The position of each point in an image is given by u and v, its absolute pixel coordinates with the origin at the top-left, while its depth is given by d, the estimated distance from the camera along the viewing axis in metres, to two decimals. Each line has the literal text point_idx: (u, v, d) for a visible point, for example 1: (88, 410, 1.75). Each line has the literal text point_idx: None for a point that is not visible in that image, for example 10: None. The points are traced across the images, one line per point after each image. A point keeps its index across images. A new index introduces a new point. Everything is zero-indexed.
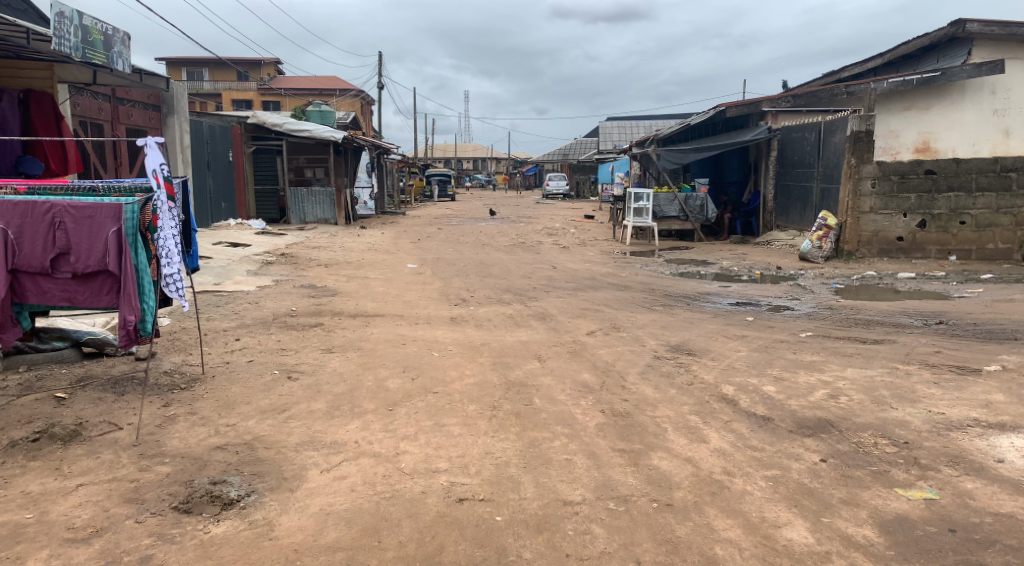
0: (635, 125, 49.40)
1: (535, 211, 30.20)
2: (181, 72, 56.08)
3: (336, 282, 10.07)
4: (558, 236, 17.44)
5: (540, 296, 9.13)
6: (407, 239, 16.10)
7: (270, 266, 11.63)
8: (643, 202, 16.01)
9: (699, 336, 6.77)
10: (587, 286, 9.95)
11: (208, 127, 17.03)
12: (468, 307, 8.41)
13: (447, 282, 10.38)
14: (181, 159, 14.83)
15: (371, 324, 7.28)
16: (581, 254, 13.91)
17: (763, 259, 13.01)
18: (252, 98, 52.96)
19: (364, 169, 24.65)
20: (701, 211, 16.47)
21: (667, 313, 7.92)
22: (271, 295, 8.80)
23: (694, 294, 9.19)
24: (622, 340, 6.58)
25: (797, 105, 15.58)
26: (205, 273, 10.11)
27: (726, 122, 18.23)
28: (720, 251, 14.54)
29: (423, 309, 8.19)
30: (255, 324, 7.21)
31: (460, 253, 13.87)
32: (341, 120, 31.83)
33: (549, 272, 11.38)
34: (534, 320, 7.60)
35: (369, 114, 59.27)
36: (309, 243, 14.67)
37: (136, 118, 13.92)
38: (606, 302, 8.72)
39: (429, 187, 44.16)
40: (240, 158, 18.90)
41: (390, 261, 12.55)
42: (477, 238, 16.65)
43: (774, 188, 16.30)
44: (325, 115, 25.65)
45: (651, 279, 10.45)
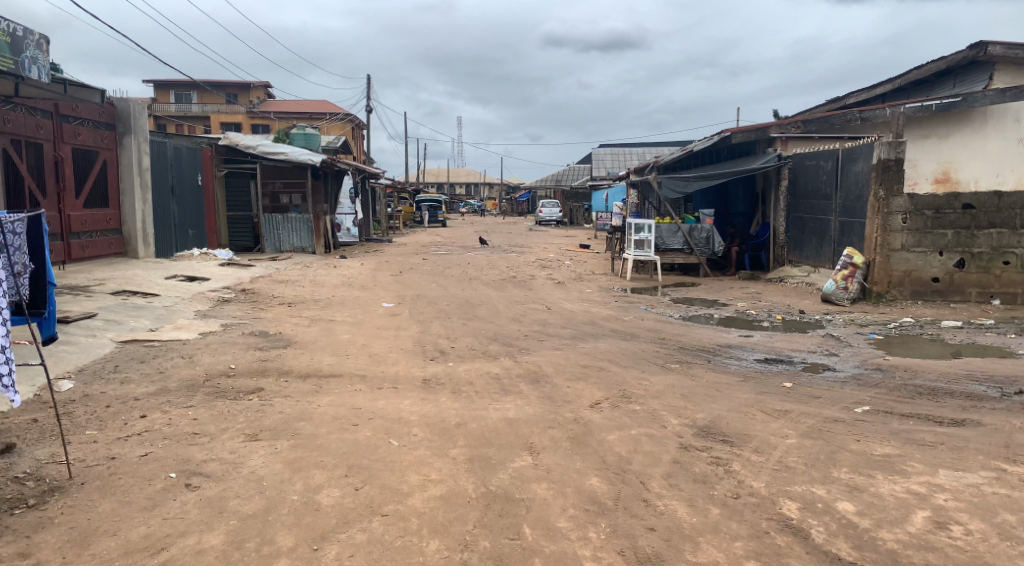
0: (630, 152, 48.66)
1: (526, 240, 28.96)
2: (169, 94, 54.93)
3: (295, 328, 8.66)
4: (552, 269, 16.12)
5: (532, 347, 7.75)
6: (387, 272, 14.77)
7: (225, 305, 10.23)
8: (645, 233, 14.80)
9: (732, 414, 5.39)
10: (586, 333, 8.60)
11: (173, 149, 15.62)
12: (446, 363, 7.02)
13: (425, 327, 9.01)
14: (138, 184, 13.75)
15: (323, 392, 5.88)
16: (578, 291, 12.58)
17: (779, 300, 11.71)
18: (241, 121, 52.09)
19: (348, 195, 23.35)
20: (707, 243, 15.24)
21: (686, 376, 6.55)
22: (212, 345, 7.39)
23: (712, 347, 7.85)
24: (636, 419, 5.20)
25: (809, 131, 14.70)
26: (143, 315, 8.70)
27: (732, 149, 17.10)
28: (731, 288, 13.25)
29: (390, 368, 6.79)
30: (177, 391, 5.80)
31: (444, 289, 12.51)
32: (328, 144, 30.69)
33: (543, 314, 10.02)
34: (524, 384, 6.21)
35: (361, 138, 58.22)
36: (277, 276, 13.31)
37: (86, 137, 12.48)
38: (609, 356, 7.35)
39: (419, 213, 42.95)
40: (210, 183, 17.48)
41: (364, 299, 11.16)
42: (464, 270, 15.31)
43: (786, 220, 15.08)
44: (310, 137, 24.36)
45: (659, 325, 9.10)
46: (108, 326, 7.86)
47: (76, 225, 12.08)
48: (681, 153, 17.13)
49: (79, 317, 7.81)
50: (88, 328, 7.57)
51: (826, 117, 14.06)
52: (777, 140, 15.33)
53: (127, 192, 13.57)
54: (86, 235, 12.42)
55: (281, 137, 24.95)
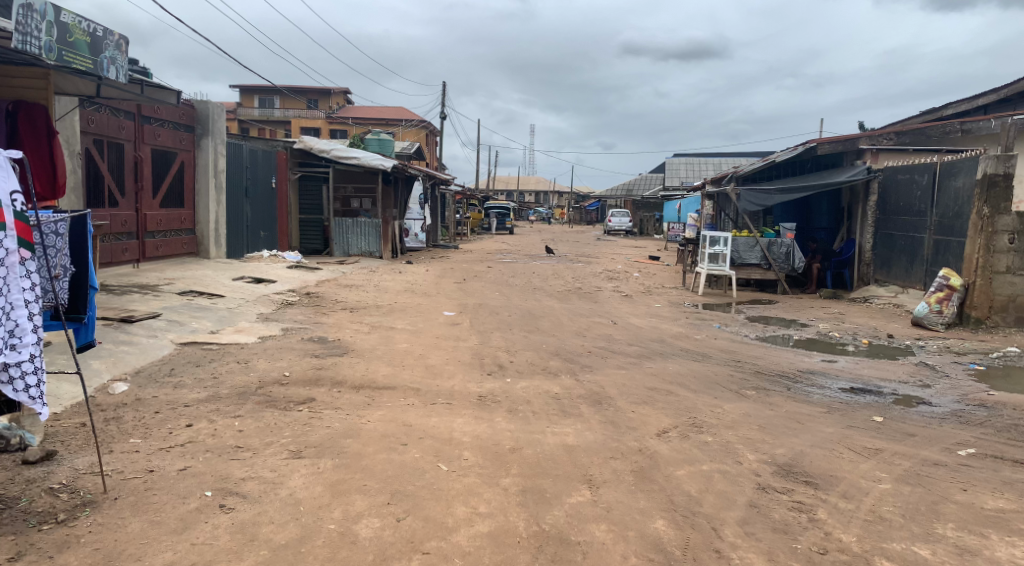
0: (704, 162, 47.48)
1: (594, 249, 28.47)
2: (252, 100, 56.96)
3: (354, 335, 8.52)
4: (619, 281, 15.62)
5: (594, 365, 7.36)
6: (451, 279, 14.61)
7: (288, 308, 10.23)
8: (720, 246, 14.18)
9: (816, 452, 4.84)
10: (652, 351, 8.13)
11: (249, 152, 15.93)
12: (503, 378, 6.69)
13: (485, 338, 8.71)
14: (214, 185, 14.05)
15: (374, 406, 5.64)
16: (646, 305, 12.08)
17: (864, 322, 10.91)
18: (319, 127, 53.61)
19: (417, 201, 23.40)
20: (786, 258, 14.48)
21: (763, 406, 6.01)
22: (269, 351, 7.31)
23: (792, 372, 7.25)
24: (707, 453, 4.73)
25: (903, 144, 13.94)
26: (206, 317, 8.74)
27: (816, 160, 16.22)
28: (811, 307, 12.47)
29: (445, 382, 6.50)
30: (229, 398, 5.69)
31: (508, 298, 12.22)
32: (401, 149, 31.05)
33: (608, 328, 9.59)
34: (585, 406, 5.81)
35: (433, 145, 58.94)
36: (342, 281, 13.34)
37: (166, 139, 12.82)
38: (677, 379, 6.87)
39: (487, 219, 43.02)
40: (284, 185, 17.76)
41: (426, 307, 10.98)
42: (529, 280, 15.00)
43: (874, 238, 14.14)
44: (383, 143, 24.57)
45: (733, 346, 8.54)
46: (171, 327, 7.90)
47: (151, 224, 12.41)
48: (761, 163, 16.36)
49: (144, 317, 7.88)
50: (152, 329, 7.62)
51: (922, 127, 13.22)
52: (866, 153, 14.46)
53: (203, 193, 13.88)
54: (161, 235, 12.75)
55: (355, 142, 25.28)
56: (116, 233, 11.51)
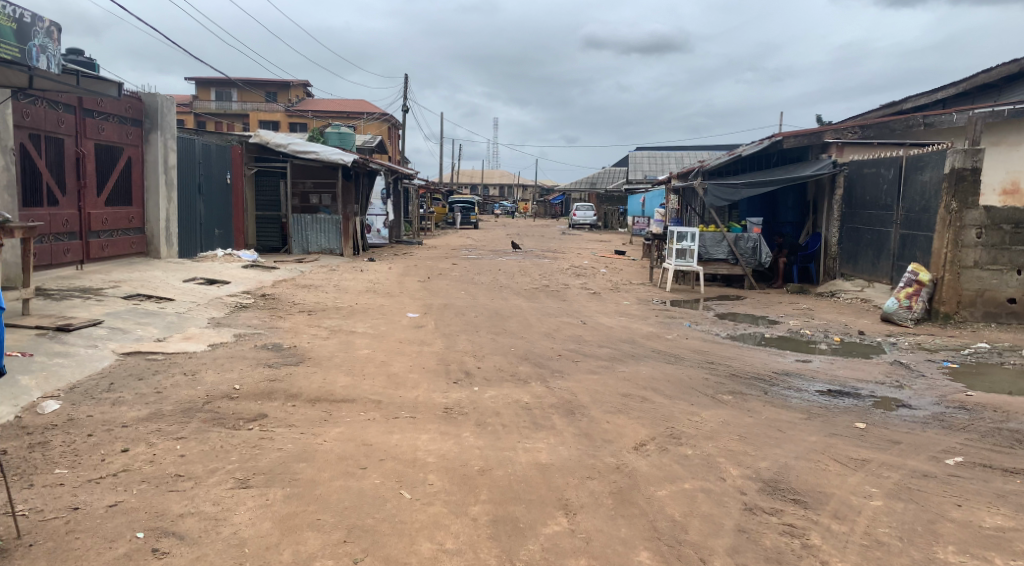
0: (667, 156, 47.69)
1: (559, 244, 28.23)
2: (209, 92, 55.40)
3: (311, 341, 8.07)
4: (586, 278, 15.38)
5: (565, 370, 7.05)
6: (415, 277, 14.20)
7: (242, 312, 9.71)
8: (687, 242, 14.05)
9: (801, 465, 4.60)
10: (624, 354, 7.86)
11: (202, 146, 15.25)
12: (470, 387, 6.34)
13: (451, 342, 8.35)
14: (164, 182, 13.40)
15: (331, 422, 5.24)
16: (614, 303, 11.83)
17: (833, 318, 10.82)
18: (279, 120, 52.43)
19: (379, 196, 22.85)
20: (754, 253, 14.43)
21: (741, 412, 5.77)
22: (220, 361, 6.84)
23: (767, 374, 7.04)
24: (688, 469, 4.45)
25: (867, 137, 14.03)
26: (152, 323, 8.20)
27: (781, 154, 16.18)
28: (780, 303, 12.37)
29: (408, 392, 6.12)
30: (172, 416, 5.24)
31: (473, 298, 11.86)
32: (363, 143, 30.39)
33: (578, 329, 9.31)
34: (557, 417, 5.49)
35: (396, 138, 58.11)
36: (300, 281, 12.82)
37: (111, 133, 12.11)
38: (651, 383, 6.60)
39: (451, 214, 42.52)
40: (239, 181, 17.10)
41: (389, 308, 10.56)
42: (495, 277, 14.66)
43: (840, 232, 14.13)
44: (344, 136, 23.93)
45: (705, 346, 8.32)
46: (112, 335, 7.36)
47: (96, 223, 11.73)
48: (727, 157, 16.26)
49: (83, 325, 7.33)
50: (91, 338, 7.09)
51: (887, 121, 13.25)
52: (832, 147, 14.43)
53: (152, 190, 13.22)
54: (106, 234, 12.05)
55: (315, 136, 24.60)
56: (57, 233, 10.82)
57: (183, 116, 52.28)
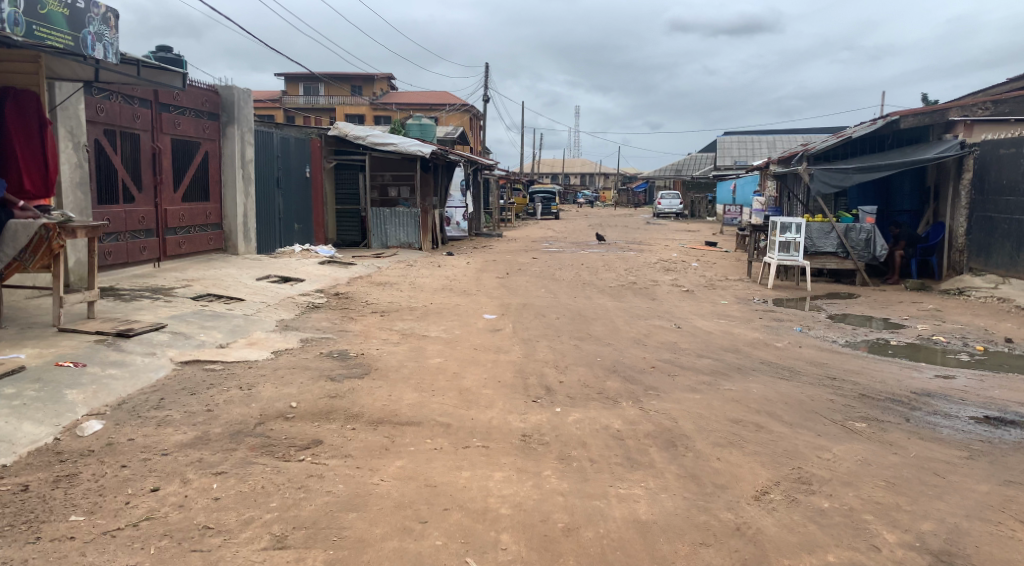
0: (758, 140, 45.40)
1: (644, 235, 27.05)
2: (297, 88, 56.76)
3: (380, 347, 7.48)
4: (677, 273, 14.25)
5: (660, 387, 6.14)
6: (493, 273, 13.51)
7: (313, 313, 9.27)
8: (792, 234, 12.73)
9: (977, 528, 3.57)
10: (729, 367, 6.86)
11: (280, 140, 15.04)
12: (551, 408, 5.53)
13: (530, 350, 7.54)
14: (241, 176, 13.23)
15: (390, 452, 4.55)
16: (710, 303, 10.76)
17: (969, 320, 9.39)
18: (363, 113, 53.11)
19: (458, 187, 22.17)
20: (867, 245, 12.97)
21: (882, 446, 4.69)
22: (281, 372, 6.31)
23: (903, 395, 5.86)
24: (830, 533, 3.51)
25: (1000, 113, 12.55)
26: (217, 327, 7.81)
27: (897, 135, 14.52)
28: (901, 302, 10.95)
29: (480, 413, 5.37)
30: (218, 442, 4.69)
31: (555, 297, 11.02)
32: (444, 135, 30.11)
33: (671, 334, 8.33)
34: (656, 452, 4.62)
35: (478, 129, 57.91)
36: (375, 278, 12.37)
37: (187, 128, 11.97)
38: (763, 405, 5.61)
39: (532, 204, 41.86)
40: (318, 175, 16.87)
41: (465, 309, 9.87)
42: (577, 273, 13.77)
43: (968, 221, 12.45)
44: (424, 128, 23.48)
45: (823, 358, 7.20)
46: (173, 342, 6.98)
47: (173, 220, 11.63)
48: (834, 140, 14.74)
49: (144, 330, 6.98)
50: (150, 345, 6.70)
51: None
52: (959, 126, 12.78)
53: (230, 185, 13.07)
54: (183, 230, 11.95)
55: (396, 128, 24.29)
56: (133, 231, 10.71)
57: (273, 111, 53.70)
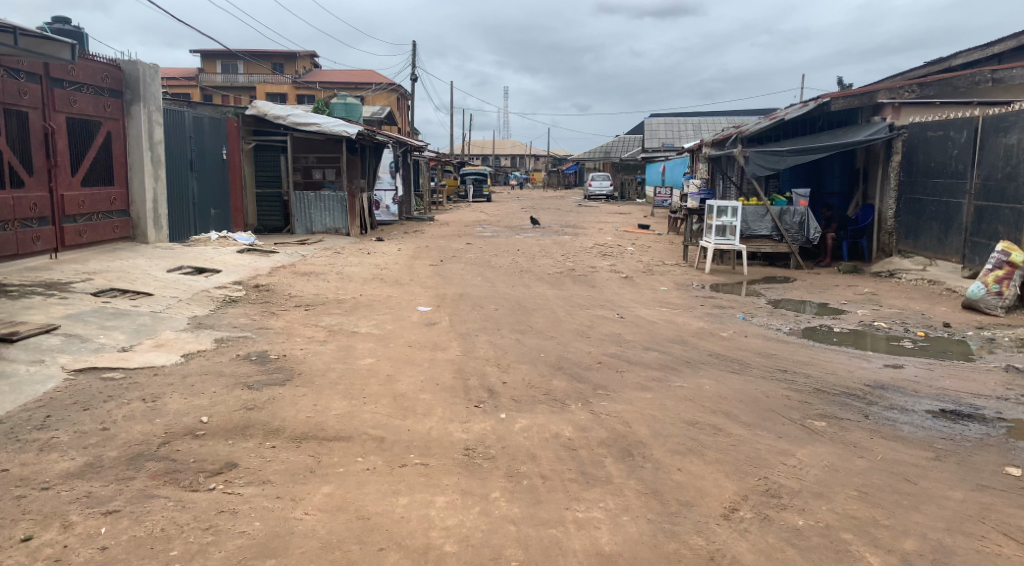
0: (684, 122, 46.01)
1: (577, 217, 26.91)
2: (214, 65, 53.96)
3: (306, 347, 6.85)
4: (614, 258, 14.01)
5: (611, 386, 5.77)
6: (426, 261, 12.94)
7: (230, 308, 8.50)
8: (728, 218, 12.61)
9: (961, 544, 3.34)
10: (677, 361, 6.58)
11: (193, 119, 13.93)
12: (496, 413, 5.09)
13: (469, 346, 7.06)
14: (149, 158, 12.15)
15: (316, 475, 4.01)
16: (650, 290, 10.52)
17: (903, 304, 9.46)
18: (285, 91, 50.98)
19: (387, 169, 21.57)
20: (800, 229, 13.05)
21: (846, 449, 4.47)
22: (191, 380, 5.62)
23: (856, 388, 5.70)
24: (810, 558, 3.21)
25: (926, 96, 12.59)
26: (120, 327, 6.99)
27: (827, 119, 14.66)
28: (836, 286, 11.03)
29: (418, 423, 4.87)
30: (113, 468, 4.02)
31: (492, 286, 10.55)
32: (371, 115, 29.04)
33: (615, 325, 8.00)
34: (612, 463, 4.25)
35: (406, 109, 56.58)
36: (299, 267, 11.61)
37: (84, 105, 10.83)
38: (718, 404, 5.34)
39: (463, 187, 41.20)
40: (237, 156, 15.80)
41: (398, 301, 9.29)
42: (514, 259, 13.34)
43: (897, 203, 12.67)
44: (350, 107, 22.45)
45: (771, 349, 7.02)
46: (67, 346, 6.15)
47: (72, 207, 10.52)
48: (767, 123, 14.76)
49: (31, 334, 6.12)
50: (38, 350, 5.86)
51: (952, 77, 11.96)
52: (887, 109, 12.95)
53: (136, 167, 11.98)
54: (84, 218, 10.85)
55: (320, 107, 23.20)
56: (23, 219, 9.60)
57: (188, 88, 50.87)
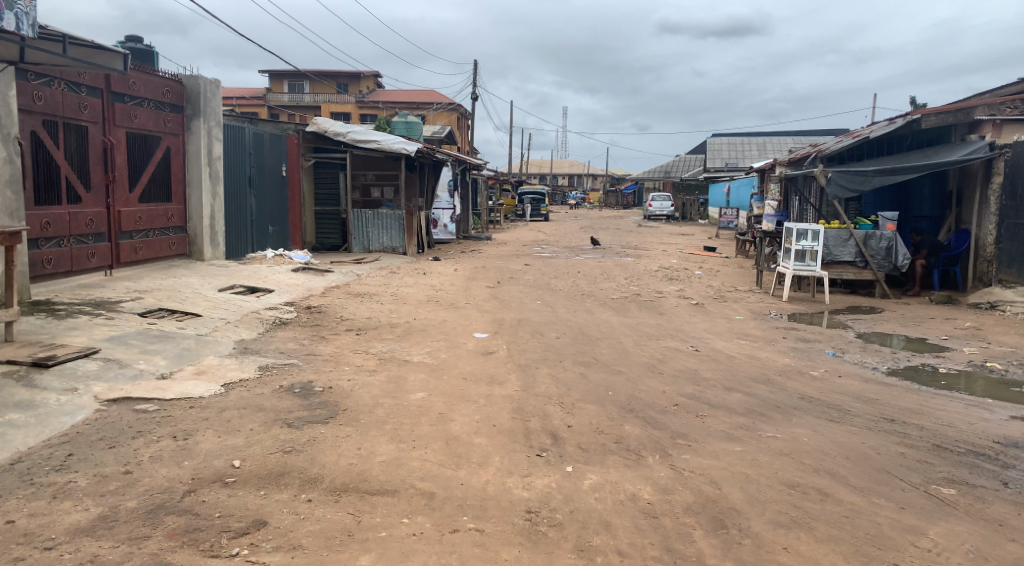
0: (748, 142, 44.64)
1: (638, 239, 26.05)
2: (281, 85, 55.35)
3: (353, 378, 6.34)
4: (682, 282, 13.20)
5: (692, 435, 5.05)
6: (483, 282, 12.40)
7: (279, 332, 8.11)
8: (808, 241, 11.72)
9: None
10: (765, 405, 5.81)
11: (253, 136, 13.84)
12: (561, 466, 4.45)
13: (530, 380, 6.44)
14: (208, 175, 12.04)
15: (355, 540, 3.46)
16: (724, 319, 9.70)
17: (1017, 341, 8.40)
18: (349, 111, 51.76)
19: (445, 187, 21.27)
20: (887, 254, 12.01)
21: (990, 528, 3.67)
22: (228, 415, 5.16)
23: (985, 444, 4.82)
24: None
25: None
26: (162, 352, 6.63)
27: (916, 136, 13.58)
28: (933, 318, 9.99)
29: (472, 476, 4.27)
30: (130, 523, 3.55)
31: (553, 310, 9.91)
32: (430, 133, 28.95)
33: (689, 359, 7.25)
34: (702, 538, 3.58)
35: (465, 128, 56.81)
36: (353, 288, 11.23)
37: (145, 120, 10.77)
38: (820, 460, 4.55)
39: (521, 205, 40.79)
40: (296, 174, 15.68)
41: (452, 326, 8.73)
42: (575, 282, 12.69)
43: (997, 228, 11.49)
44: (410, 126, 22.30)
45: (873, 393, 6.15)
46: (103, 372, 5.80)
47: (128, 223, 10.42)
48: (850, 141, 13.76)
49: (68, 358, 5.79)
50: (72, 377, 5.52)
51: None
52: (987, 125, 11.77)
53: (195, 183, 11.87)
54: (140, 234, 10.75)
55: (380, 125, 23.12)
56: (79, 235, 9.50)
57: (256, 108, 52.23)
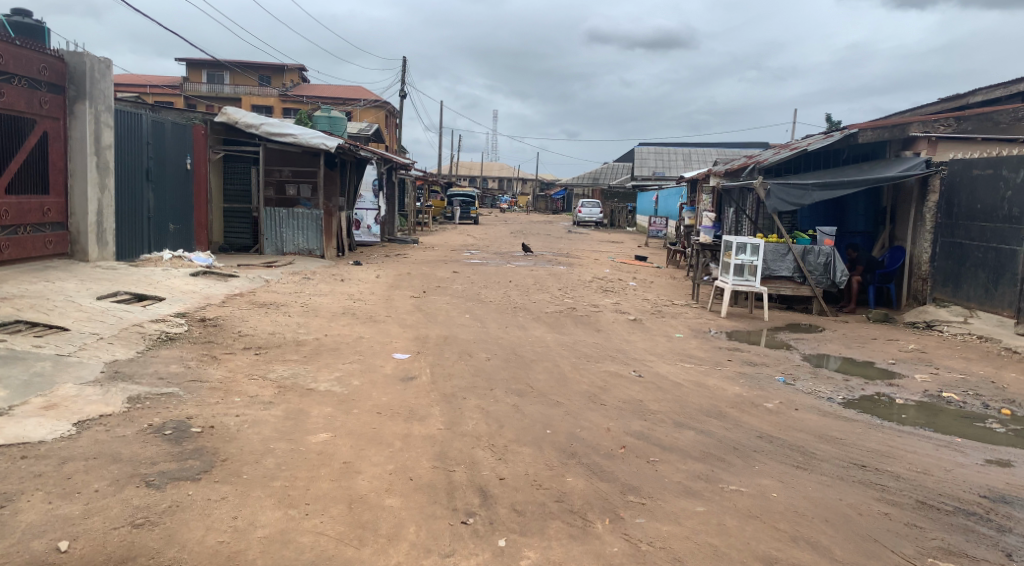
0: (675, 152, 45.10)
1: (568, 245, 25.53)
2: (198, 74, 52.44)
3: (243, 413, 5.27)
4: (618, 295, 12.57)
5: (644, 489, 4.29)
6: (406, 292, 11.42)
7: (162, 350, 6.92)
8: (748, 256, 11.30)
9: None
10: (722, 446, 5.11)
11: (151, 123, 12.37)
12: (492, 539, 3.61)
13: (455, 415, 5.55)
14: (94, 165, 10.58)
15: None
16: (665, 338, 9.06)
17: (963, 366, 8.09)
18: (271, 104, 49.41)
19: (370, 187, 20.09)
20: (825, 271, 11.73)
21: None
22: (70, 469, 4.06)
23: (972, 501, 4.27)
24: None
25: (963, 130, 11.45)
26: (4, 379, 5.39)
27: (852, 150, 13.45)
28: (875, 338, 9.68)
29: (379, 558, 3.37)
30: None
31: (482, 326, 9.04)
32: (355, 131, 27.60)
33: (633, 388, 6.53)
34: None
35: (393, 127, 55.36)
36: (259, 296, 10.05)
37: (15, 99, 9.31)
38: (797, 525, 3.87)
39: (450, 209, 39.78)
40: (202, 167, 14.25)
41: (369, 345, 7.72)
42: (506, 293, 11.86)
43: (933, 246, 11.33)
44: (332, 121, 20.93)
45: (836, 431, 5.56)
46: None
47: None
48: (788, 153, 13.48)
49: None
50: None
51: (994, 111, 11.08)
52: (922, 143, 11.58)
53: (78, 175, 10.40)
54: (6, 231, 9.27)
55: (301, 119, 21.72)
56: None
57: (169, 99, 49.26)
